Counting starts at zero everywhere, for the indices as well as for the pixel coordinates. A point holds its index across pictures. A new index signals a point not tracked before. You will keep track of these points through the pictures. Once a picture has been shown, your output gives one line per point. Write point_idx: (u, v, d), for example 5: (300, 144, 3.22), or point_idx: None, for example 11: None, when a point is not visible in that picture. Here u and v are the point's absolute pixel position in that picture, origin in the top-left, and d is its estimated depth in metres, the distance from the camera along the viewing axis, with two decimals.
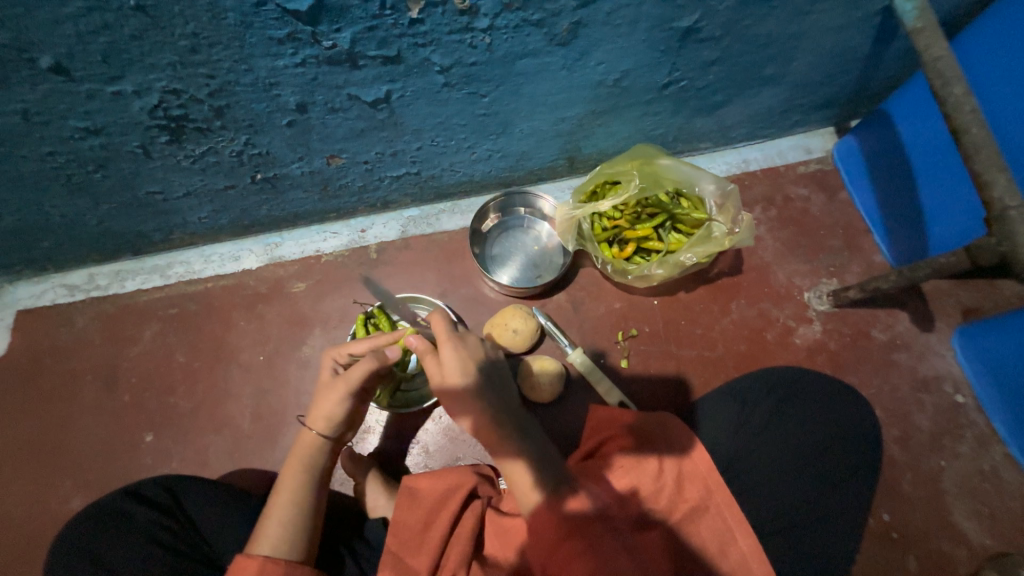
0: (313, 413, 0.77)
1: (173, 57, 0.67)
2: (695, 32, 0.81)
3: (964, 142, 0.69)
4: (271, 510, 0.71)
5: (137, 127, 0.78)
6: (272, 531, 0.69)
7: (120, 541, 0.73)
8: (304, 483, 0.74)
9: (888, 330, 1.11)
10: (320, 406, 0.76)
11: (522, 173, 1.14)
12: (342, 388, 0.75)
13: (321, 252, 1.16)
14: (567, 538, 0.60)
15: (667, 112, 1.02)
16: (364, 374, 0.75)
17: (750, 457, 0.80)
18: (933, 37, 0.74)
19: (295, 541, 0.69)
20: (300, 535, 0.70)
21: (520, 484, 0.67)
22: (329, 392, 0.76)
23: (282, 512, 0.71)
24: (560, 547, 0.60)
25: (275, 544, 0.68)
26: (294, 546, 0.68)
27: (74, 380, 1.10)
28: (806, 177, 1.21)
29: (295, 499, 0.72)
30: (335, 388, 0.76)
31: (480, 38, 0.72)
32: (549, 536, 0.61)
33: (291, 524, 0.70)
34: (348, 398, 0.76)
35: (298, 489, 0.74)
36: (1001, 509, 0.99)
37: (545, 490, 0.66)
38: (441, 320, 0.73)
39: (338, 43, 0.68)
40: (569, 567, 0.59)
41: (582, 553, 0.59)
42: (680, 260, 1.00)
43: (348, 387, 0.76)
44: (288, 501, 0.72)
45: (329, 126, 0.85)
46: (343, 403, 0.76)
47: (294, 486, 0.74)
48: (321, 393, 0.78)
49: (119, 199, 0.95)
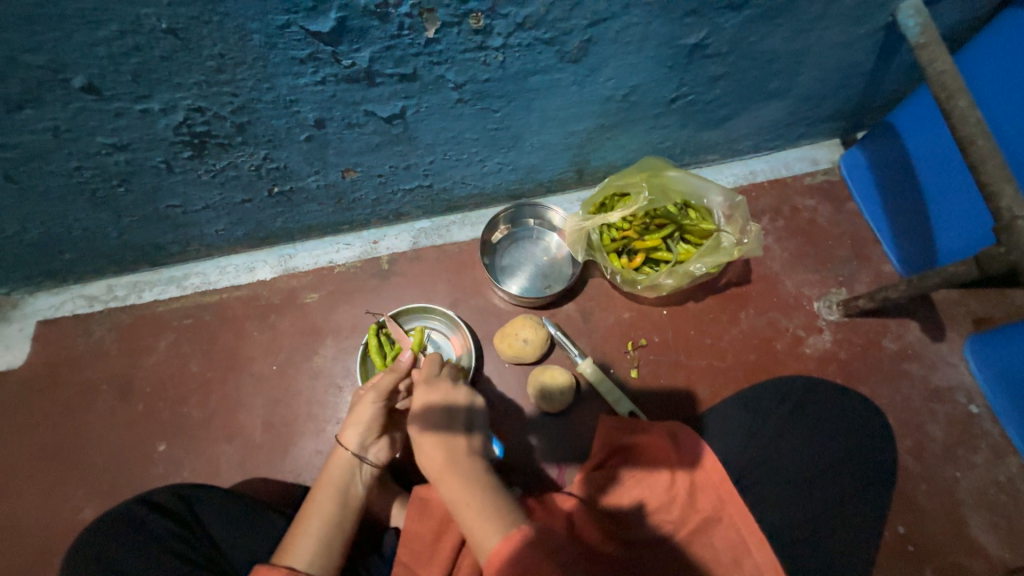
0: (346, 428, 0.80)
1: (199, 76, 0.69)
2: (701, 48, 0.83)
3: (970, 154, 0.71)
4: (302, 522, 0.73)
5: (161, 143, 0.80)
6: (302, 544, 0.70)
7: (136, 547, 0.74)
8: (335, 498, 0.76)
9: (899, 340, 1.11)
10: (351, 418, 0.80)
11: (532, 185, 1.16)
12: (371, 396, 0.80)
13: (334, 263, 1.18)
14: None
15: (675, 125, 1.04)
16: (392, 381, 0.80)
17: (762, 468, 0.80)
18: (938, 52, 0.76)
19: (320, 558, 0.70)
20: (326, 550, 0.71)
21: (477, 529, 0.65)
22: (359, 403, 0.80)
23: (313, 526, 0.72)
24: None
25: (303, 555, 0.69)
26: (318, 560, 0.69)
27: (91, 390, 1.12)
28: (813, 188, 1.22)
29: (325, 514, 0.74)
30: (365, 400, 0.80)
31: (493, 57, 0.75)
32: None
33: (320, 541, 0.71)
34: (379, 404, 0.80)
35: (328, 502, 0.75)
36: (1019, 521, 0.98)
37: (501, 533, 0.64)
38: (429, 362, 0.81)
39: (357, 62, 0.70)
40: None
41: None
42: (689, 270, 1.01)
43: (379, 394, 0.80)
44: (319, 514, 0.74)
45: (346, 141, 0.88)
46: (376, 410, 0.80)
47: (326, 500, 0.75)
48: (352, 408, 0.82)
49: (140, 212, 0.98)
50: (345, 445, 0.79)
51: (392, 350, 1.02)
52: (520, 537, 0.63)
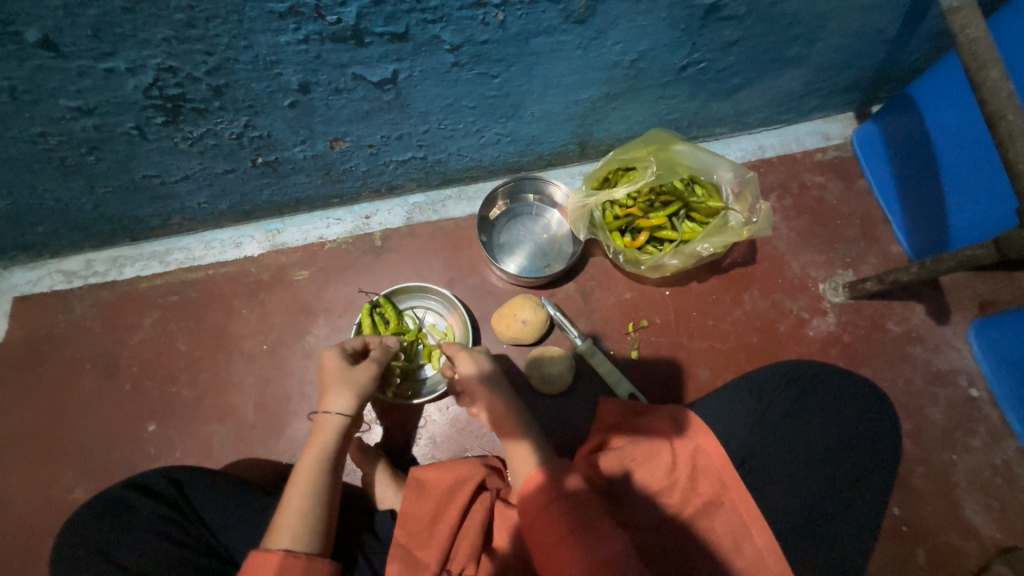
0: (336, 394, 0.76)
1: (168, 32, 0.63)
2: (718, 10, 0.77)
3: (1000, 130, 0.66)
4: (287, 502, 0.70)
5: (131, 107, 0.74)
6: (291, 522, 0.68)
7: (131, 532, 0.72)
8: (320, 473, 0.73)
9: (904, 323, 1.09)
10: (350, 385, 0.77)
11: (531, 158, 1.10)
12: (373, 365, 0.80)
13: (324, 239, 1.13)
14: (549, 505, 0.64)
15: (684, 95, 0.98)
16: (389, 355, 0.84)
17: (765, 453, 0.78)
18: (971, 17, 0.70)
19: (312, 533, 0.68)
20: (316, 526, 0.68)
21: (517, 462, 0.73)
22: (356, 371, 0.78)
23: (300, 504, 0.69)
24: (543, 513, 0.64)
25: (292, 535, 0.67)
26: (308, 539, 0.67)
27: (74, 368, 1.08)
28: (823, 164, 1.17)
29: (311, 489, 0.71)
30: (367, 364, 0.80)
31: (493, 15, 0.68)
32: (536, 502, 0.65)
33: (309, 518, 0.69)
34: (377, 375, 0.81)
35: (313, 480, 0.72)
36: (1012, 503, 0.99)
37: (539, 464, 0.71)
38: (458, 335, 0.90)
39: (343, 18, 0.64)
40: (554, 528, 0.62)
41: (564, 516, 0.63)
42: (695, 250, 0.97)
43: (377, 365, 0.81)
44: (304, 491, 0.71)
45: (333, 108, 0.82)
46: (372, 381, 0.80)
47: (310, 477, 0.72)
48: (336, 373, 0.78)
49: (115, 182, 0.92)
50: (332, 411, 0.76)
51: (387, 330, 0.99)
52: (554, 468, 0.69)
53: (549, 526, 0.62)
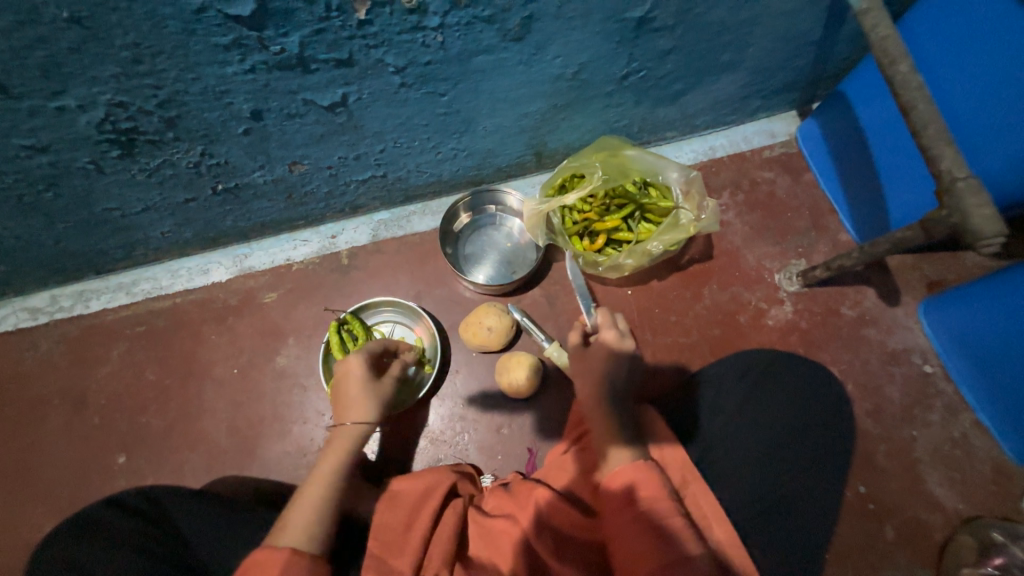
0: (359, 407, 0.78)
1: (116, 68, 0.65)
2: (647, 22, 0.81)
3: (912, 119, 0.70)
4: (299, 500, 0.70)
5: (85, 142, 0.76)
6: (303, 519, 0.67)
7: (107, 547, 0.70)
8: (336, 473, 0.73)
9: (857, 307, 1.13)
10: (376, 399, 0.80)
11: (490, 171, 1.14)
12: (393, 381, 0.85)
13: (292, 261, 1.14)
14: (628, 505, 0.66)
15: (630, 103, 1.03)
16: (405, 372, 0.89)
17: (724, 439, 0.81)
18: (879, 17, 0.74)
19: (319, 534, 0.66)
20: (323, 527, 0.67)
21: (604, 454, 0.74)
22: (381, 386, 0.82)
23: (313, 502, 0.69)
24: (622, 511, 0.66)
25: (299, 533, 0.65)
26: (314, 539, 0.66)
27: (40, 405, 1.07)
28: (771, 161, 1.23)
29: (326, 486, 0.71)
30: (386, 379, 0.84)
31: (432, 37, 0.72)
32: (619, 499, 0.67)
33: (318, 517, 0.68)
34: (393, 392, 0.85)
35: (326, 483, 0.72)
36: (971, 474, 1.02)
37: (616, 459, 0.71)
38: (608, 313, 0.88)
39: (287, 48, 0.67)
40: (627, 529, 0.64)
41: (637, 520, 0.64)
42: (648, 249, 1.00)
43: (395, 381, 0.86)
44: (318, 489, 0.71)
45: (288, 133, 0.84)
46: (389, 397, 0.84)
47: (327, 476, 0.72)
48: (364, 386, 0.81)
49: (75, 217, 0.93)
50: (351, 419, 0.78)
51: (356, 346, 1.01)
52: (639, 467, 0.69)
53: (627, 525, 0.64)
